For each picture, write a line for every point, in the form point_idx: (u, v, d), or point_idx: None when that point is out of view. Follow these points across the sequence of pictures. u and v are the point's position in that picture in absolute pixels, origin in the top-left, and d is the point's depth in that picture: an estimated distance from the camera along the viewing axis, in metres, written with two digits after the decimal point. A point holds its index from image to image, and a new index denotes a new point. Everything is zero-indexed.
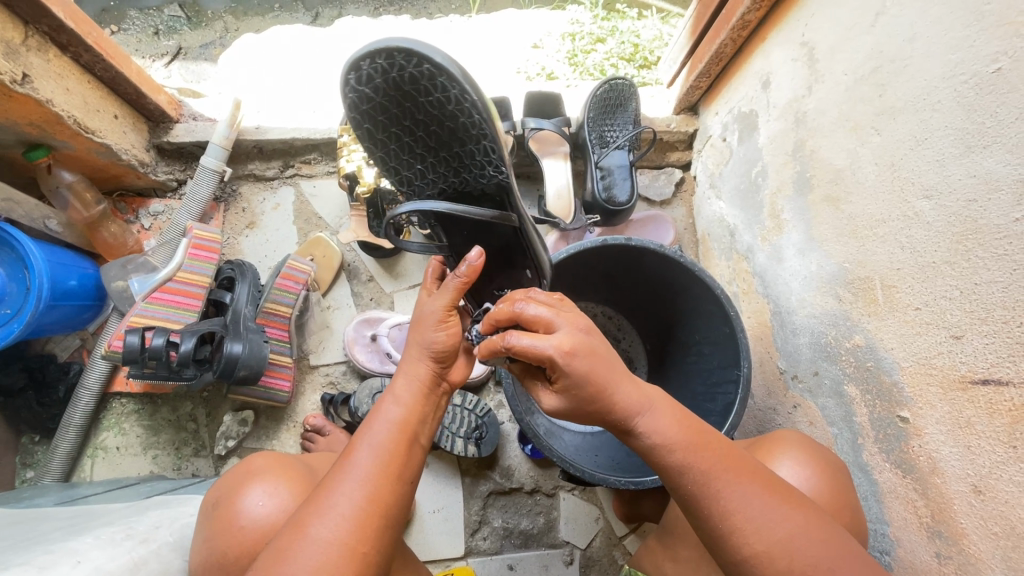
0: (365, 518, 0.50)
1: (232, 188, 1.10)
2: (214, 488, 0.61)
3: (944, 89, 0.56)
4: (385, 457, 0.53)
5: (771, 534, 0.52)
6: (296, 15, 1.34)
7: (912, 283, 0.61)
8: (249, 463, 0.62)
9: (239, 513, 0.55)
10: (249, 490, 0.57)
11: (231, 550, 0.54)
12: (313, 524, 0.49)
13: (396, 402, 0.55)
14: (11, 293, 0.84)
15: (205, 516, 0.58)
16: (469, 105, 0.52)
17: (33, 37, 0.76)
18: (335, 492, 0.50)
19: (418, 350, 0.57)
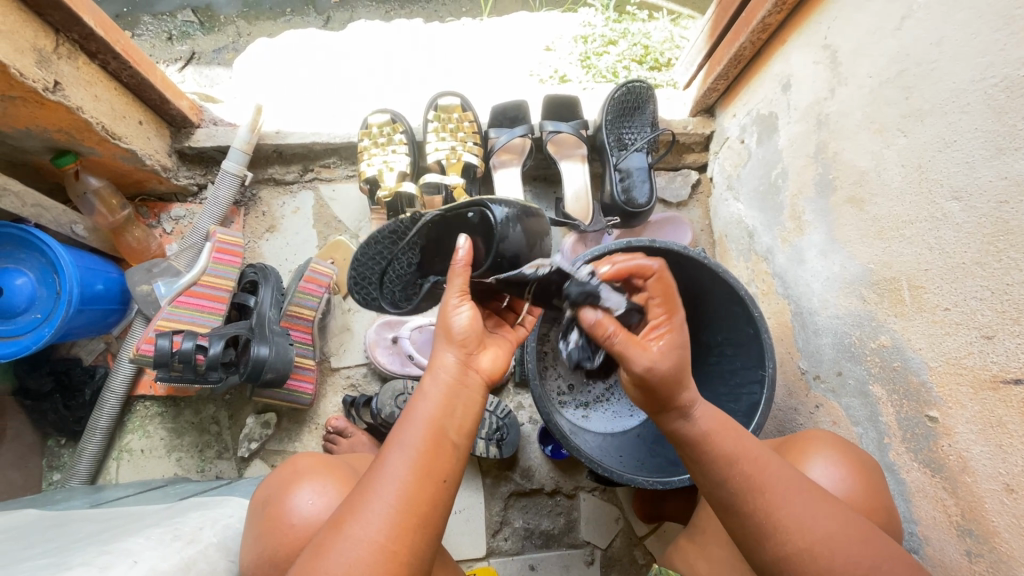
0: (401, 520, 0.50)
1: (252, 192, 1.11)
2: (263, 486, 0.63)
3: (973, 92, 0.57)
4: (414, 456, 0.52)
5: (816, 533, 0.53)
6: (307, 18, 1.36)
7: (941, 284, 0.61)
8: (295, 462, 0.64)
9: (288, 512, 0.57)
10: (298, 489, 0.58)
11: (281, 549, 0.55)
12: (352, 526, 0.49)
13: (425, 398, 0.53)
14: (41, 298, 0.85)
15: (256, 513, 0.60)
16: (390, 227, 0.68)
17: (63, 45, 0.77)
18: (370, 492, 0.51)
19: (443, 343, 0.55)
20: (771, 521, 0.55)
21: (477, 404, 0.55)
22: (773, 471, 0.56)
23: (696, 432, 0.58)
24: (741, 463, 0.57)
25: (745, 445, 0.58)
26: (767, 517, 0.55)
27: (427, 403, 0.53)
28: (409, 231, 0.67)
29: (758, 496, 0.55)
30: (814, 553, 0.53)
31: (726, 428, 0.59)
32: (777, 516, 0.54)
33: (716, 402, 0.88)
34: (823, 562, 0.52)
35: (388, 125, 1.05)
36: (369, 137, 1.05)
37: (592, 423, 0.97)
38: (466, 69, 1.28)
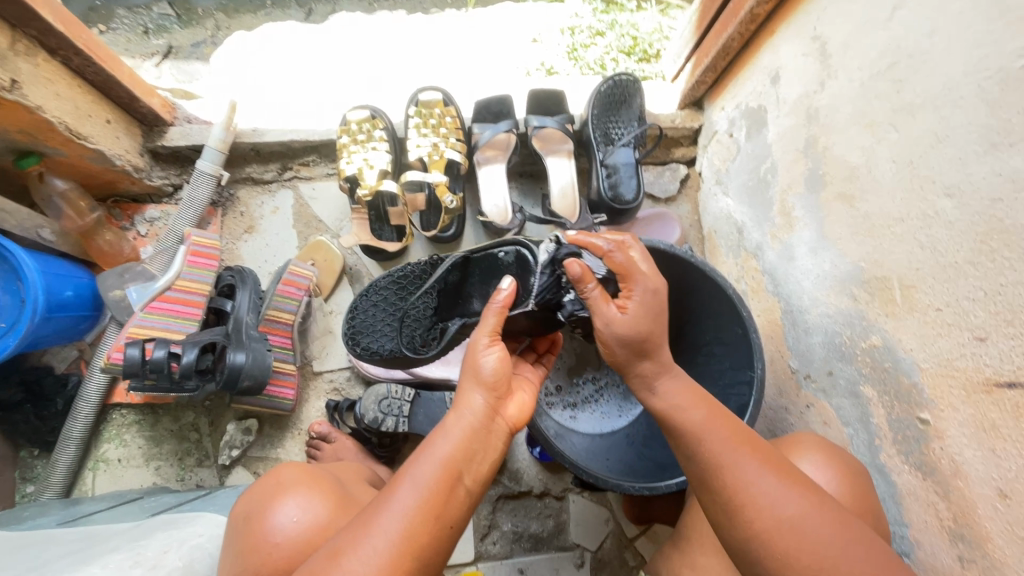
0: (401, 557, 0.48)
1: (229, 192, 1.08)
2: (244, 500, 0.60)
3: (967, 85, 0.54)
4: (429, 492, 0.50)
5: (780, 510, 0.52)
6: (288, 11, 1.29)
7: (932, 284, 0.59)
8: (279, 473, 0.61)
9: (271, 530, 0.54)
10: (282, 506, 0.56)
11: (262, 569, 0.53)
12: (348, 556, 0.47)
13: (450, 434, 0.53)
14: (6, 306, 0.82)
15: (236, 529, 0.57)
16: (408, 273, 0.80)
17: (21, 42, 0.74)
18: (374, 523, 0.49)
19: (472, 380, 0.56)
20: (736, 499, 0.53)
21: (494, 450, 0.56)
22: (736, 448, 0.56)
23: (666, 406, 0.60)
24: (705, 438, 0.57)
25: (715, 420, 0.58)
26: (734, 496, 0.54)
27: (450, 441, 0.53)
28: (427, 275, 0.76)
29: (722, 471, 0.55)
30: (783, 532, 0.51)
31: (698, 401, 0.60)
32: (745, 494, 0.53)
33: None
34: (790, 540, 0.51)
35: (367, 122, 1.02)
36: (348, 135, 1.01)
37: (580, 425, 0.96)
38: (452, 63, 1.24)
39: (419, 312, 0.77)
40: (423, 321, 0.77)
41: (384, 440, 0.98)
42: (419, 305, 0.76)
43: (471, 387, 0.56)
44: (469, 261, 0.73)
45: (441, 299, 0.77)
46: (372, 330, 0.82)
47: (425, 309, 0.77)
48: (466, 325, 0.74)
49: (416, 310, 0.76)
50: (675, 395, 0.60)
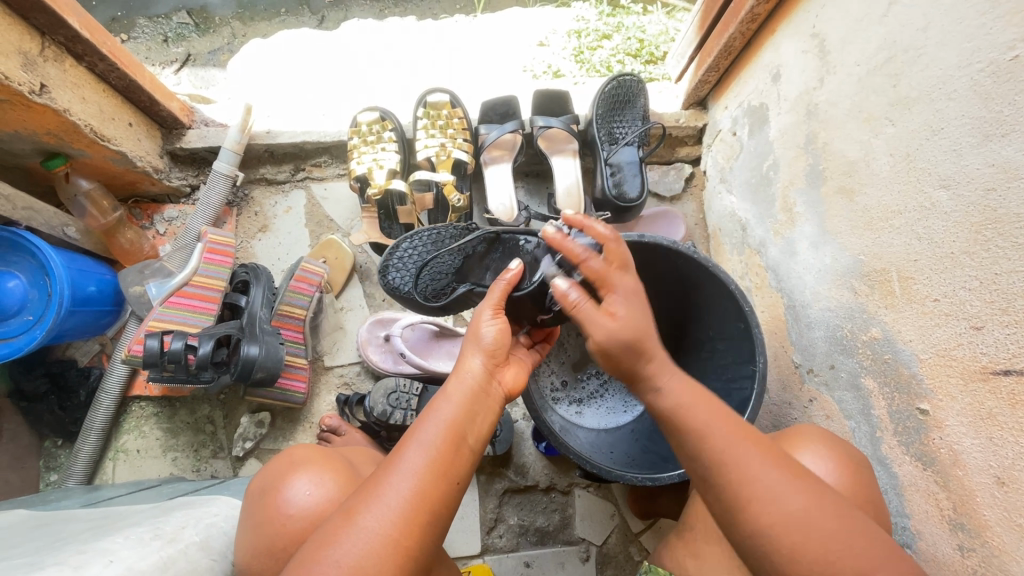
0: (413, 512, 0.50)
1: (243, 193, 1.11)
2: (261, 476, 0.64)
3: (960, 78, 0.55)
4: (435, 451, 0.53)
5: (786, 506, 0.52)
6: (302, 18, 1.36)
7: (930, 275, 0.60)
8: (293, 453, 0.64)
9: (285, 502, 0.57)
10: (295, 481, 0.59)
11: (279, 537, 0.56)
12: (362, 516, 0.50)
13: (452, 395, 0.55)
14: (34, 300, 0.86)
15: (254, 502, 0.61)
16: (443, 228, 0.78)
17: (49, 48, 0.77)
18: (384, 482, 0.51)
19: (473, 348, 0.58)
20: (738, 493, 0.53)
21: (492, 414, 0.58)
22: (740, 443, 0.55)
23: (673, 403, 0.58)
24: (709, 436, 0.56)
25: (721, 416, 0.57)
26: (738, 490, 0.53)
27: (452, 404, 0.55)
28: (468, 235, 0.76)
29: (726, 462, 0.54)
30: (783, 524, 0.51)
31: (699, 398, 0.58)
32: (752, 488, 0.53)
33: None
34: (797, 537, 0.50)
35: (377, 123, 1.04)
36: (358, 135, 1.04)
37: (585, 420, 0.96)
38: (460, 66, 1.27)
39: (436, 268, 0.76)
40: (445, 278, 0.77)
41: (392, 434, 0.99)
42: (439, 265, 0.76)
43: (473, 352, 0.58)
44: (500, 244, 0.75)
45: (464, 263, 0.77)
46: (400, 269, 0.77)
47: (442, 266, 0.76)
48: (473, 292, 0.76)
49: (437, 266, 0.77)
50: (679, 394, 0.58)
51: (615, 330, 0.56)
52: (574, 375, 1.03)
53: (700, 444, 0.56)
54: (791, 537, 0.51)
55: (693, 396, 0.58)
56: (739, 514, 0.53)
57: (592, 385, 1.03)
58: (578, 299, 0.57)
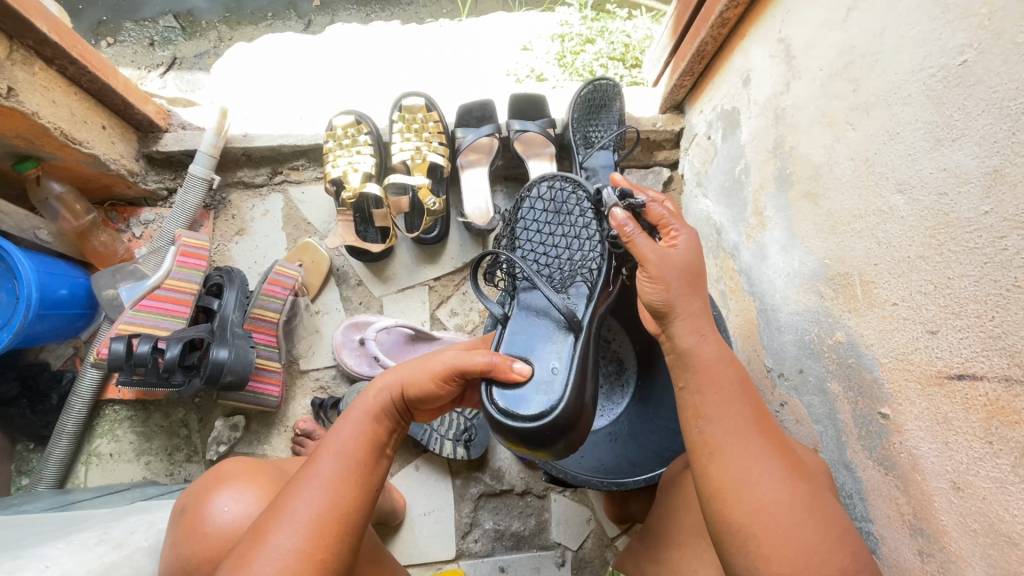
0: (324, 525, 0.50)
1: (221, 196, 1.11)
2: (185, 493, 0.62)
3: (914, 82, 0.55)
4: (349, 462, 0.53)
5: (769, 497, 0.50)
6: (289, 23, 1.36)
7: (888, 278, 0.60)
8: (221, 467, 0.62)
9: (206, 518, 0.56)
10: (217, 496, 0.57)
11: (193, 557, 0.54)
12: (273, 534, 0.49)
13: (369, 412, 0.57)
14: (2, 303, 0.85)
15: (175, 522, 0.58)
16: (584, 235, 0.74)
17: (18, 52, 0.78)
18: (297, 499, 0.51)
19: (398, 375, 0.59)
20: (717, 479, 0.52)
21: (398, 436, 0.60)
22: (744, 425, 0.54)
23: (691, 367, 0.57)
24: (713, 418, 0.55)
25: (733, 395, 0.55)
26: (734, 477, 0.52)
27: (362, 424, 0.56)
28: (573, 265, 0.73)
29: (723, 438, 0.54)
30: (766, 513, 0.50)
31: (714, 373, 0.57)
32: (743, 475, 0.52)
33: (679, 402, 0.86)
34: (777, 530, 0.49)
35: (353, 126, 1.04)
36: (334, 139, 1.04)
37: None
38: (443, 70, 1.27)
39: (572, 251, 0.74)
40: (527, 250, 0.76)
41: None
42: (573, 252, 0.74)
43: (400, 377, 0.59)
44: (563, 321, 0.65)
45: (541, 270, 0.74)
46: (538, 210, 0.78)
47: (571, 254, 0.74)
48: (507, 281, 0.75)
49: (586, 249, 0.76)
50: (704, 362, 0.57)
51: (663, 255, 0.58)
52: None
53: (713, 407, 0.55)
54: (772, 530, 0.49)
55: (722, 361, 0.57)
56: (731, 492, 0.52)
57: None
58: (635, 231, 0.58)
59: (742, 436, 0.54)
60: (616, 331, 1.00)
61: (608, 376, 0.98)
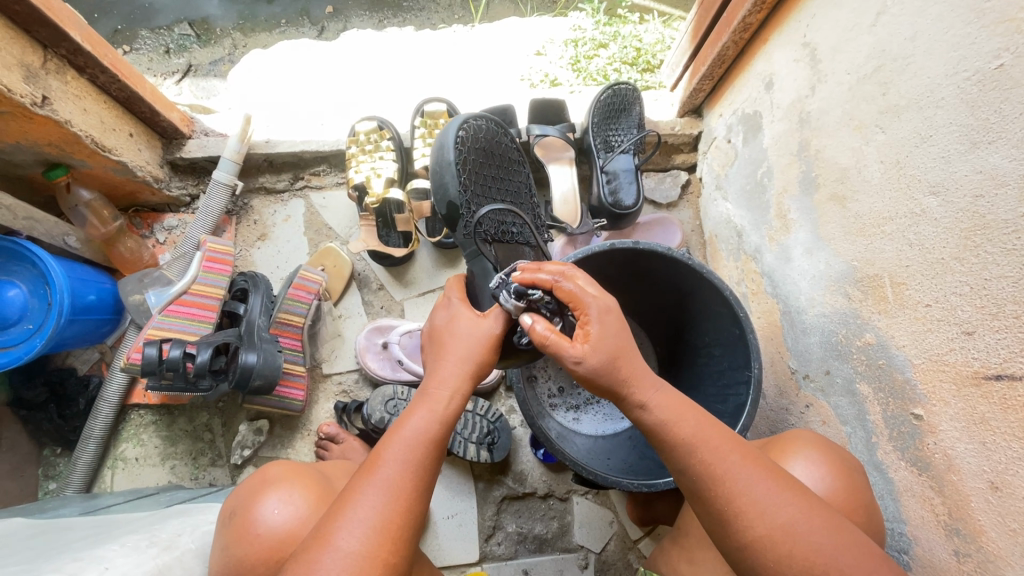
0: (388, 525, 0.52)
1: (243, 202, 1.12)
2: (231, 497, 0.63)
3: (947, 86, 0.56)
4: (410, 466, 0.55)
5: (773, 519, 0.52)
6: (302, 29, 1.37)
7: (921, 280, 0.61)
8: (265, 472, 0.64)
9: (256, 521, 0.57)
10: (265, 499, 0.59)
11: (246, 558, 0.56)
12: (336, 533, 0.50)
13: (423, 413, 0.58)
14: (34, 308, 0.86)
15: (223, 525, 0.60)
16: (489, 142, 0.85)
17: (52, 60, 0.79)
18: (359, 499, 0.52)
19: (457, 357, 0.61)
20: (728, 502, 0.54)
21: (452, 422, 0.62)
22: (727, 456, 0.55)
23: (659, 420, 0.58)
24: (699, 451, 0.56)
25: (707, 430, 0.57)
26: (735, 495, 0.53)
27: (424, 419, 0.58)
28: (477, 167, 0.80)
29: (716, 463, 0.55)
30: (781, 532, 0.51)
31: (686, 412, 0.58)
32: (740, 501, 0.53)
33: (704, 404, 0.87)
34: (783, 550, 0.51)
35: (375, 133, 1.06)
36: (357, 144, 1.05)
37: (582, 426, 0.96)
38: (457, 76, 1.28)
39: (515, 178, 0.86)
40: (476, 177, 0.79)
41: None
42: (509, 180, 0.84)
43: (448, 377, 0.60)
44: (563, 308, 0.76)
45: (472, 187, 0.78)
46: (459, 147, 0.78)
47: (519, 184, 0.86)
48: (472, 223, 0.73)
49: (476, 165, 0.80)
50: (669, 408, 0.58)
51: (584, 354, 0.56)
52: (571, 381, 1.01)
53: (693, 429, 0.57)
54: (781, 550, 0.51)
55: (685, 408, 0.58)
56: (734, 520, 0.53)
57: (589, 392, 1.01)
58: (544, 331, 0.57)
59: (730, 463, 0.55)
60: (637, 334, 1.03)
61: None
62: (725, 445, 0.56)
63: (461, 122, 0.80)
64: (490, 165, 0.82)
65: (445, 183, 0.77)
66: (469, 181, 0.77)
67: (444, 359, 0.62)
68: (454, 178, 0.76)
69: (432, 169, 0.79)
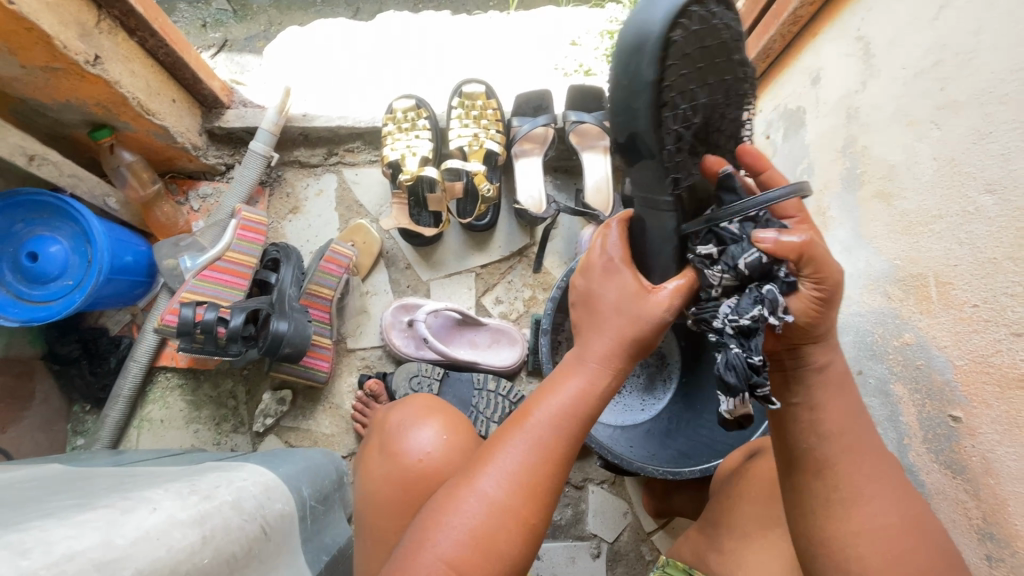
0: (529, 482, 0.51)
1: (277, 173, 1.13)
2: (391, 418, 0.71)
3: (1012, 82, 0.55)
4: (557, 430, 0.52)
5: (882, 520, 0.48)
6: (338, 9, 1.36)
7: (969, 279, 0.60)
8: (420, 405, 0.71)
9: (406, 446, 0.64)
10: (419, 429, 0.65)
11: (398, 475, 0.63)
12: (480, 479, 0.51)
13: (577, 382, 0.55)
14: (73, 265, 0.88)
15: (384, 444, 0.69)
16: (708, 35, 0.51)
17: (105, 21, 0.80)
18: (502, 449, 0.52)
19: (615, 323, 0.56)
20: (845, 490, 0.50)
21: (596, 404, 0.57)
22: (863, 447, 0.50)
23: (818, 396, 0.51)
24: (841, 433, 0.50)
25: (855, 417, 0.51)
26: (846, 484, 0.50)
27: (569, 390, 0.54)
28: (675, 91, 0.50)
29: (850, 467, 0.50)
30: (881, 535, 0.48)
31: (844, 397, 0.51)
32: (856, 491, 0.49)
33: None
34: (882, 550, 0.48)
35: (412, 111, 1.06)
36: (393, 122, 1.06)
37: (604, 416, 0.93)
38: (491, 63, 1.28)
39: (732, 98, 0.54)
40: (685, 137, 0.52)
41: None
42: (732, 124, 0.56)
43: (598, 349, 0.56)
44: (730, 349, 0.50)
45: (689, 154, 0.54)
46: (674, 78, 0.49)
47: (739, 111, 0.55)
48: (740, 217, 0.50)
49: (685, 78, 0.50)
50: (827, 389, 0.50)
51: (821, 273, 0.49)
52: None
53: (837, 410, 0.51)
54: (873, 547, 0.48)
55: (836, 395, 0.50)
56: (844, 503, 0.49)
57: None
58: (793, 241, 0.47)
59: (861, 452, 0.51)
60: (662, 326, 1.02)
61: (648, 369, 1.01)
62: (865, 437, 0.51)
63: (671, 12, 0.49)
64: (718, 72, 0.52)
65: (632, 107, 0.51)
66: (670, 106, 0.50)
67: (602, 331, 0.56)
68: (649, 104, 0.50)
69: (615, 81, 0.52)
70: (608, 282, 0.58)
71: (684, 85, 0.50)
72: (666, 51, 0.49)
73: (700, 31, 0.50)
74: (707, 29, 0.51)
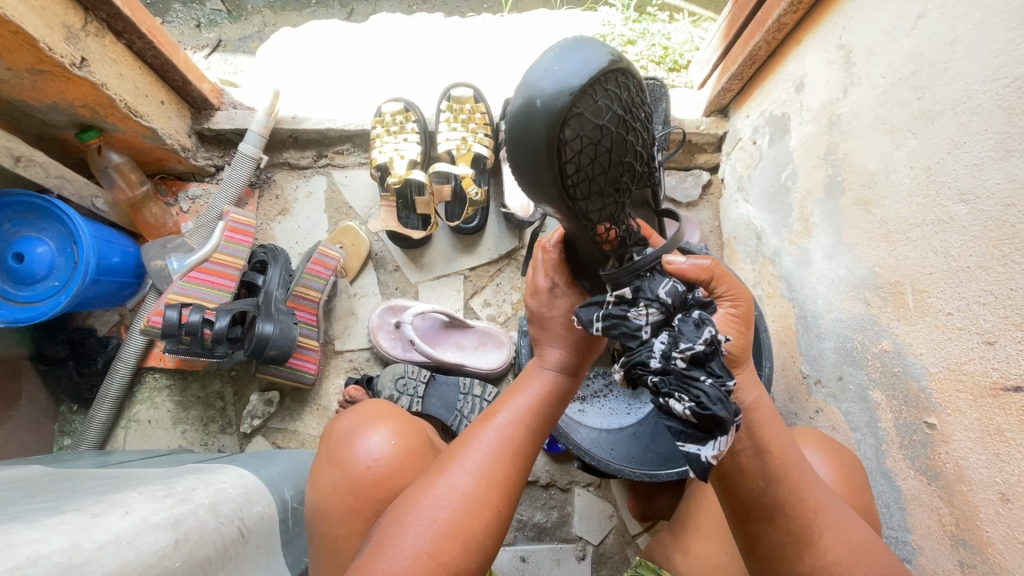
0: (498, 476, 0.52)
1: (266, 175, 1.13)
2: (335, 426, 0.70)
3: (985, 92, 0.55)
4: (522, 427, 0.55)
5: (843, 545, 0.50)
6: (331, 10, 1.36)
7: (944, 288, 0.60)
8: (366, 409, 0.71)
9: (359, 450, 0.63)
10: (370, 433, 0.65)
11: (353, 481, 0.62)
12: (452, 474, 0.51)
13: (537, 386, 0.58)
14: (60, 266, 0.88)
15: (329, 450, 0.67)
16: (619, 91, 0.45)
17: (91, 23, 0.80)
18: (472, 445, 0.53)
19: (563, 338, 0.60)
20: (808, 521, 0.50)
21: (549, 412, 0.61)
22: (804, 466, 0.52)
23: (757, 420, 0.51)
24: (787, 461, 0.51)
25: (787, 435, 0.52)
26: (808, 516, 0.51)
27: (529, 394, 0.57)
28: (581, 152, 0.44)
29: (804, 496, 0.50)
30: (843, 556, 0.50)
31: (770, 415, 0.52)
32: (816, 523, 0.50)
33: None
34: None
35: (401, 114, 1.06)
36: (382, 125, 1.06)
37: (586, 419, 0.95)
38: (484, 65, 1.29)
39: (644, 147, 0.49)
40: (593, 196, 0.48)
41: None
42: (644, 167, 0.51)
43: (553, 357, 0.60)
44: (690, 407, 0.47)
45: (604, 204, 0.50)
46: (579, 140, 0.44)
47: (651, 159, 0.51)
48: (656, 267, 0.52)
49: (588, 168, 0.45)
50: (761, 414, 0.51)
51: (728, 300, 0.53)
52: None
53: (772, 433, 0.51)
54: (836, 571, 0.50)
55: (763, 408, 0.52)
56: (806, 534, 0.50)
57: (597, 384, 1.01)
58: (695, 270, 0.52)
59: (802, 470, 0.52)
60: None
61: None
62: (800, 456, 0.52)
63: (579, 78, 0.42)
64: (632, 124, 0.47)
65: (535, 163, 0.45)
66: (574, 170, 0.45)
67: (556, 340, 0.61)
68: (550, 163, 0.44)
69: (513, 135, 0.45)
70: (554, 303, 0.61)
71: (592, 149, 0.45)
72: (570, 118, 0.42)
73: (612, 96, 0.44)
74: (620, 84, 0.45)
